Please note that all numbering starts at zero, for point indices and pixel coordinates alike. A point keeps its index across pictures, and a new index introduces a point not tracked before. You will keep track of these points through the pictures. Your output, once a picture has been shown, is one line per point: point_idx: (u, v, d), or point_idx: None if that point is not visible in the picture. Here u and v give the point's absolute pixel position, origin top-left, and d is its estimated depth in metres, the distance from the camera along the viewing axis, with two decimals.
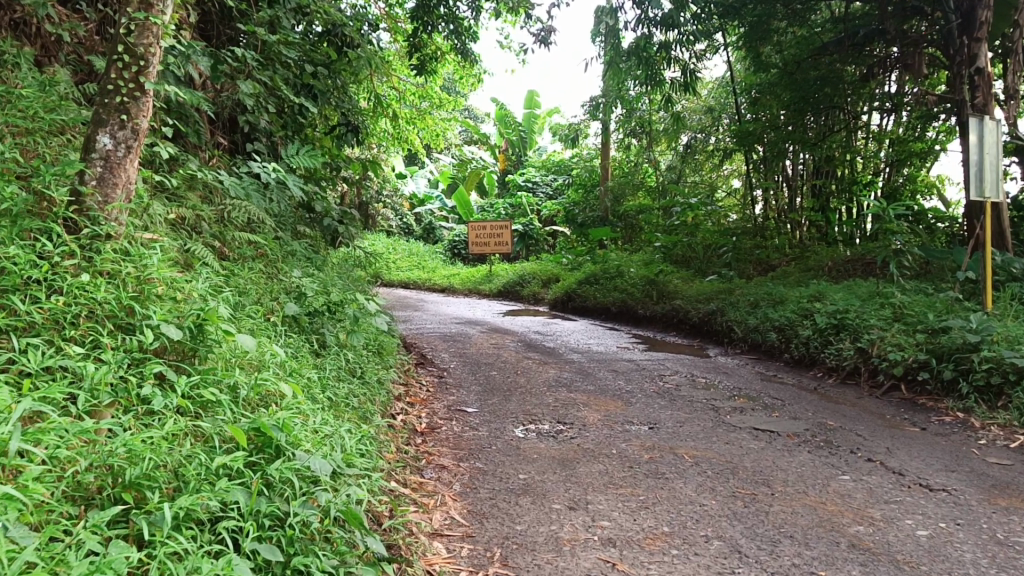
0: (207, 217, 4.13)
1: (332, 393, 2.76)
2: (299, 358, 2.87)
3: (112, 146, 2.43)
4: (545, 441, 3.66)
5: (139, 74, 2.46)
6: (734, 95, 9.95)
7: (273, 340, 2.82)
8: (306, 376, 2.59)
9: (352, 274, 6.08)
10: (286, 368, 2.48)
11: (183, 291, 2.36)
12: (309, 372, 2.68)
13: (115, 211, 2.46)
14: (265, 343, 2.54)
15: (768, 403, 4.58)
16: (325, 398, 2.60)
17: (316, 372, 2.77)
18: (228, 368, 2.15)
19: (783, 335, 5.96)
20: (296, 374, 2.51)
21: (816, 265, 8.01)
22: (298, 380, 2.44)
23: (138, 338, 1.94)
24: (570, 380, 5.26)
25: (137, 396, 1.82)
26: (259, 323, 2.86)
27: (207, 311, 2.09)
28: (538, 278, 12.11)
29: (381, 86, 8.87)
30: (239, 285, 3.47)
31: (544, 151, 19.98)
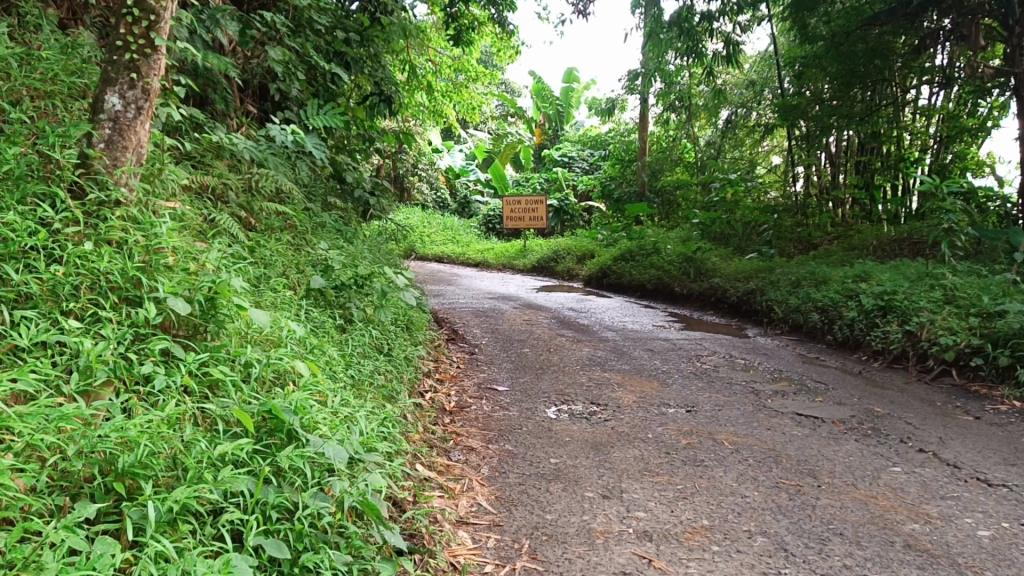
0: (234, 186, 4.02)
1: (355, 372, 2.64)
2: (321, 334, 2.75)
3: (121, 106, 2.33)
4: (577, 423, 3.52)
5: (150, 29, 2.32)
6: (778, 70, 9.63)
7: (295, 315, 2.71)
8: (327, 353, 2.47)
9: (383, 247, 5.97)
10: (306, 345, 2.36)
11: (196, 262, 2.24)
12: (330, 348, 2.56)
13: (124, 175, 2.38)
14: (283, 317, 2.42)
15: (811, 387, 4.40)
16: (346, 377, 2.48)
17: (338, 349, 2.65)
18: (241, 344, 2.03)
19: (826, 316, 5.74)
20: (315, 351, 2.39)
21: (861, 244, 7.75)
22: (318, 358, 2.32)
23: (141, 312, 1.82)
24: (604, 358, 5.10)
25: (138, 375, 1.71)
26: (281, 297, 2.74)
27: (217, 285, 1.96)
28: (573, 254, 11.94)
29: (416, 57, 8.70)
30: (263, 257, 3.36)
31: (580, 125, 19.71)
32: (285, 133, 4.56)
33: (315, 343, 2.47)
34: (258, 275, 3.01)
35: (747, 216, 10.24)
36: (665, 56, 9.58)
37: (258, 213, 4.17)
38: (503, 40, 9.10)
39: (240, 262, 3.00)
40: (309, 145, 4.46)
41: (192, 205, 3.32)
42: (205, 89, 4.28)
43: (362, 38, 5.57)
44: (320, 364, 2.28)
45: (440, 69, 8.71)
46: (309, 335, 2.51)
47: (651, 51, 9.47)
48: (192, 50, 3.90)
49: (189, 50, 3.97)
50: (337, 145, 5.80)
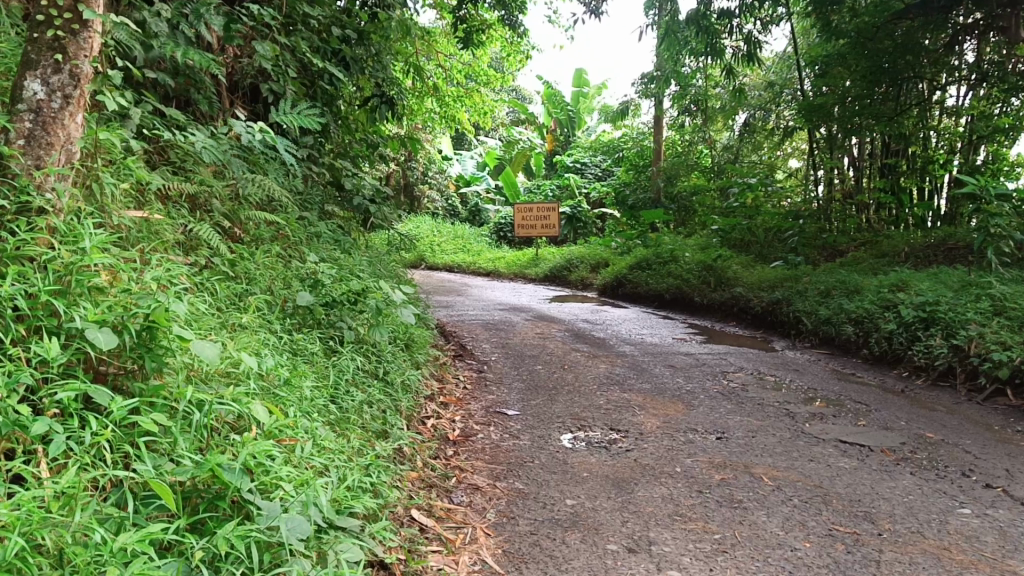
0: (218, 194, 3.69)
1: (336, 408, 2.28)
2: (293, 363, 2.39)
3: (44, 95, 2.07)
4: (596, 454, 3.15)
5: (77, 2, 2.09)
6: (799, 71, 9.22)
7: (267, 344, 2.36)
8: (299, 387, 2.14)
9: (386, 257, 5.62)
10: (269, 378, 2.02)
11: (139, 282, 1.89)
12: (306, 381, 2.22)
13: (48, 176, 2.09)
14: (247, 347, 2.07)
15: (852, 409, 4.01)
16: (322, 414, 2.14)
17: (316, 382, 2.29)
18: (188, 384, 1.68)
19: (861, 328, 5.36)
20: (284, 387, 2.04)
21: (891, 250, 7.36)
22: (289, 396, 1.97)
23: (42, 349, 1.48)
24: (623, 377, 4.73)
25: (35, 433, 1.37)
26: (248, 322, 2.39)
27: (152, 309, 1.61)
28: (587, 262, 11.58)
29: (425, 63, 8.38)
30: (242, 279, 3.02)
31: (593, 131, 19.37)
32: (249, 127, 4.06)
33: (286, 374, 2.13)
34: (226, 300, 2.66)
35: (768, 222, 9.84)
36: (680, 57, 9.20)
37: (245, 223, 3.84)
38: (513, 44, 8.76)
39: (207, 280, 2.65)
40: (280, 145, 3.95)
41: (165, 217, 2.99)
42: (189, 90, 3.94)
43: (360, 36, 5.24)
44: (286, 402, 1.94)
45: (448, 74, 8.36)
46: (279, 365, 2.17)
47: (665, 52, 9.10)
48: (172, 46, 3.56)
49: (170, 46, 3.63)
50: (335, 150, 5.47)
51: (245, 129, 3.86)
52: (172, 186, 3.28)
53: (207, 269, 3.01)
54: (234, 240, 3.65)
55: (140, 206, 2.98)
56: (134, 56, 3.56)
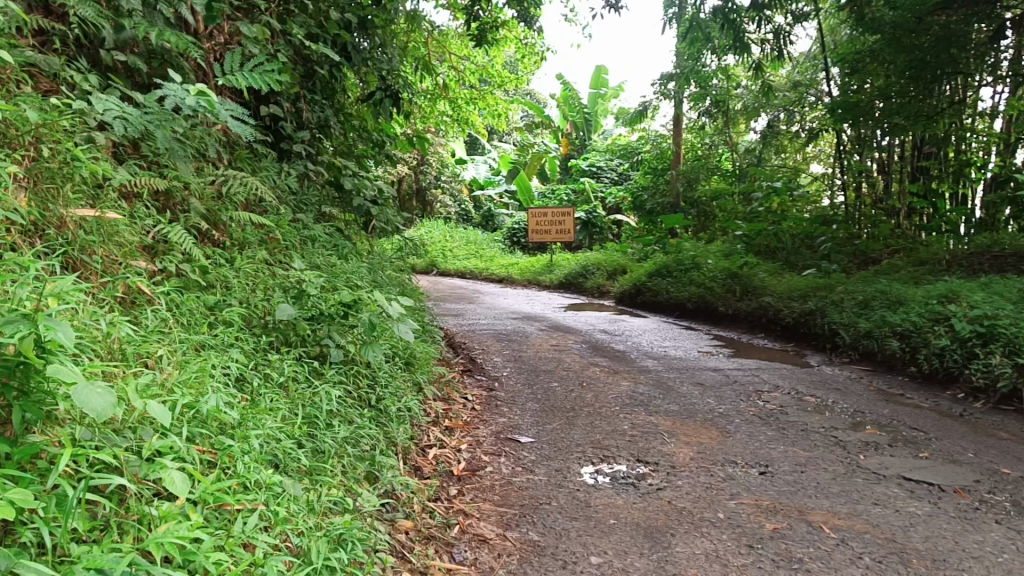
0: (196, 191, 3.29)
1: (308, 456, 1.86)
2: (255, 401, 1.99)
3: None
4: (623, 493, 2.71)
5: None
6: (827, 72, 8.79)
7: (222, 378, 1.95)
8: (252, 426, 1.74)
9: (389, 264, 5.20)
10: (210, 421, 1.62)
11: (33, 298, 1.48)
12: (267, 420, 1.82)
13: None
14: (186, 388, 1.66)
15: (909, 437, 3.57)
16: (283, 462, 1.74)
17: (281, 424, 1.88)
18: (86, 441, 1.28)
19: (908, 344, 4.91)
20: (231, 436, 1.63)
21: (930, 259, 6.90)
22: (239, 450, 1.57)
23: None
24: (648, 397, 4.28)
25: None
26: (192, 354, 1.98)
27: (18, 340, 1.20)
28: (604, 269, 11.15)
29: (438, 65, 7.97)
30: (208, 297, 2.61)
31: (608, 134, 18.94)
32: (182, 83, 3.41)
33: (235, 412, 1.73)
34: (171, 325, 2.26)
35: (796, 227, 9.36)
36: (702, 55, 8.78)
37: (228, 226, 3.43)
38: (528, 43, 8.37)
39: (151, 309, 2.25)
40: (219, 109, 3.25)
41: (122, 222, 2.59)
42: (167, 78, 3.54)
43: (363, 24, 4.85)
44: (233, 454, 1.54)
45: (460, 76, 7.97)
46: (229, 405, 1.77)
47: (685, 47, 8.69)
48: (146, 26, 3.16)
49: (144, 26, 3.22)
50: (336, 147, 5.05)
51: (172, 91, 3.20)
52: (136, 183, 2.87)
53: (170, 282, 2.61)
54: (215, 246, 3.26)
55: (93, 205, 2.58)
56: (101, 36, 3.15)
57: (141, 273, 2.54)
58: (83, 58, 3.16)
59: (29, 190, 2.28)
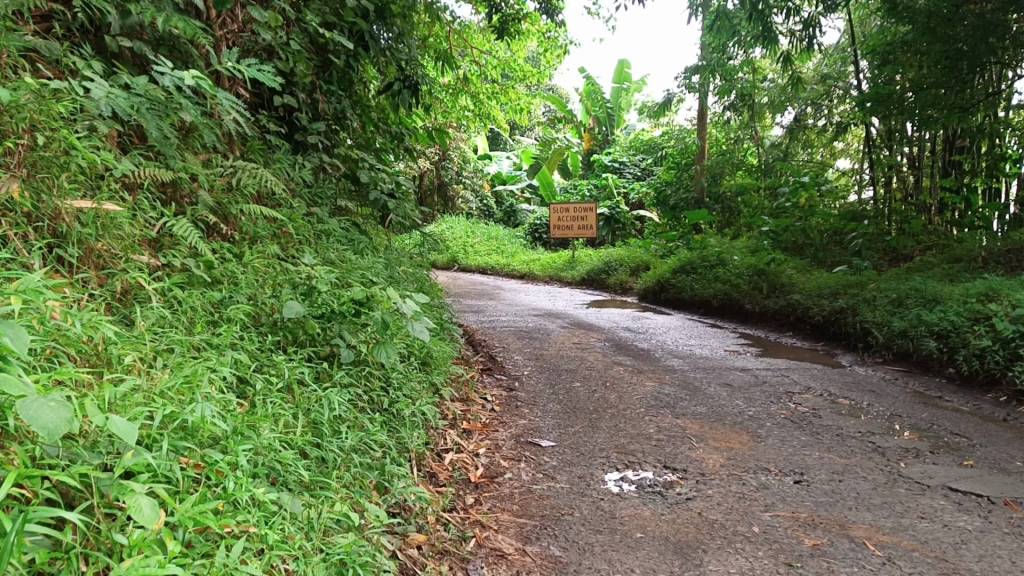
0: (205, 183, 3.16)
1: (309, 469, 1.72)
2: (254, 406, 1.85)
3: None
4: (650, 503, 2.56)
5: None
6: (857, 64, 8.55)
7: (216, 384, 1.82)
8: (247, 436, 1.61)
9: (406, 260, 5.06)
10: (196, 433, 1.49)
11: None
12: (264, 428, 1.69)
13: None
14: (170, 399, 1.53)
15: (952, 443, 3.39)
16: (280, 476, 1.60)
17: (280, 434, 1.74)
18: (45, 460, 1.18)
19: (946, 344, 4.71)
20: (220, 450, 1.50)
21: (965, 256, 6.68)
22: (230, 466, 1.44)
23: None
24: (674, 398, 4.11)
25: None
26: (184, 357, 1.86)
27: None
28: (627, 265, 10.96)
29: (459, 59, 7.82)
30: (211, 294, 2.48)
31: (630, 129, 18.72)
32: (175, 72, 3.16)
33: (226, 421, 1.60)
34: (166, 327, 2.13)
35: (824, 223, 9.13)
36: (728, 46, 8.57)
37: (238, 219, 3.29)
38: (550, 37, 8.21)
39: (144, 310, 2.13)
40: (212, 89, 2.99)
41: (121, 213, 2.47)
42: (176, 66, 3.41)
43: (381, 13, 4.71)
44: (223, 471, 1.42)
45: (482, 70, 7.82)
46: (221, 413, 1.63)
47: (711, 39, 8.49)
48: (152, 11, 2.96)
49: (150, 11, 3.02)
50: (352, 139, 4.92)
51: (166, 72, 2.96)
52: (140, 174, 2.75)
53: (171, 278, 2.49)
54: (225, 241, 3.13)
55: (89, 195, 2.46)
56: (106, 21, 3.01)
57: (142, 269, 2.43)
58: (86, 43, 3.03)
59: (20, 180, 2.17)
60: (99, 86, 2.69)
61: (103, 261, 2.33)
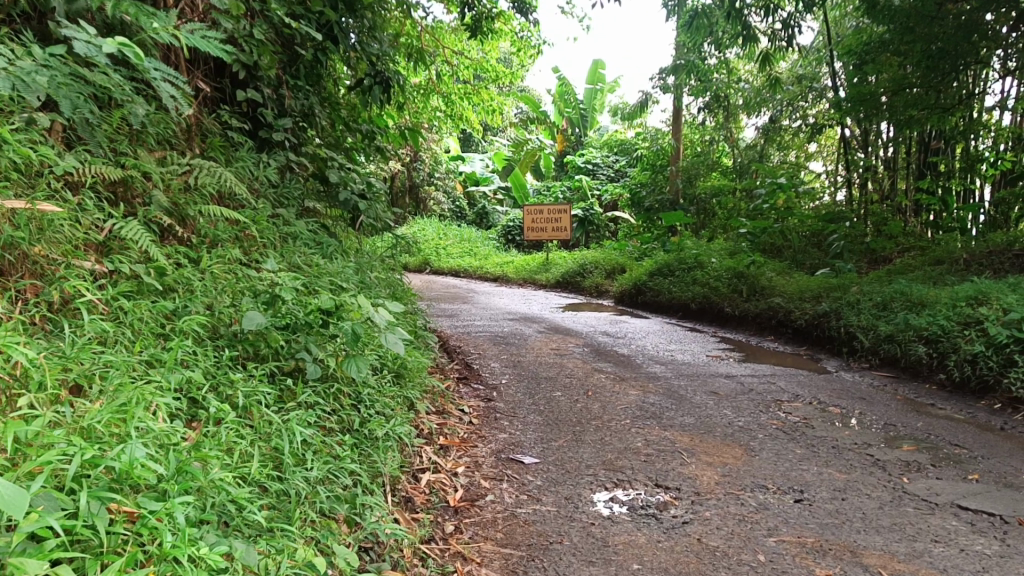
0: (158, 182, 2.92)
1: (265, 508, 1.50)
2: (205, 436, 1.64)
3: None
4: (644, 528, 2.36)
5: None
6: (833, 65, 8.44)
7: (158, 414, 1.61)
8: (191, 475, 1.40)
9: (377, 263, 4.84)
10: (126, 479, 1.28)
11: None
12: (213, 466, 1.47)
13: None
14: (95, 440, 1.32)
15: (953, 455, 3.23)
16: (232, 521, 1.39)
17: (230, 469, 1.53)
18: None
19: (936, 350, 4.58)
20: (155, 498, 1.29)
21: (947, 258, 6.57)
22: (164, 520, 1.23)
23: None
24: (660, 408, 3.93)
25: None
26: (125, 381, 1.64)
27: None
28: (602, 268, 10.80)
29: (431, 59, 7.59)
30: (160, 306, 2.26)
31: (603, 131, 18.59)
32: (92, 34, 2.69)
33: (166, 461, 1.38)
34: (108, 345, 1.91)
35: (802, 225, 9.02)
36: (704, 45, 8.42)
37: (196, 222, 3.05)
38: (523, 37, 8.02)
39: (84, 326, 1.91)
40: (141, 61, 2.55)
41: (61, 215, 2.25)
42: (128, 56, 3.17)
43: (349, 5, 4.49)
44: (158, 527, 1.20)
45: (454, 71, 7.60)
46: (159, 452, 1.42)
47: (686, 39, 8.34)
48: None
49: None
50: (321, 138, 4.69)
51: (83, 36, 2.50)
52: (81, 173, 2.51)
53: (119, 287, 2.27)
54: (183, 244, 2.89)
55: (23, 195, 2.23)
56: (49, 6, 2.77)
57: (84, 276, 2.21)
58: (26, 30, 2.79)
59: None
60: (33, 73, 2.43)
61: (39, 268, 2.10)
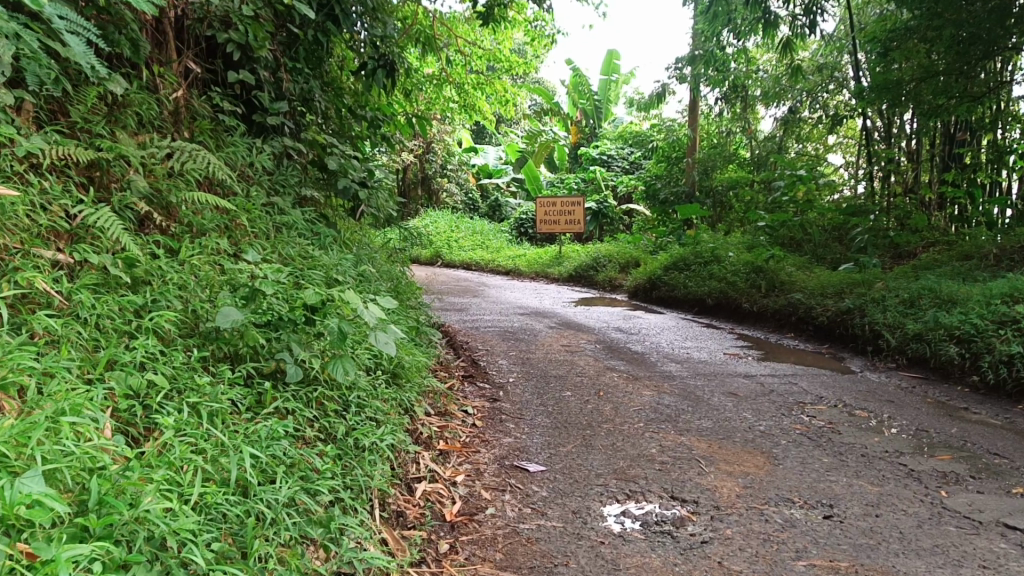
0: (135, 169, 2.72)
1: (213, 542, 1.31)
2: (149, 457, 1.45)
3: None
4: (659, 548, 2.15)
5: None
6: (856, 55, 8.16)
7: (92, 431, 1.41)
8: (115, 510, 1.22)
9: (378, 255, 4.63)
10: (17, 523, 1.10)
11: None
12: (146, 494, 1.29)
13: None
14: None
15: (993, 466, 3.00)
16: (163, 561, 1.20)
17: (167, 496, 1.33)
18: None
19: (970, 351, 4.32)
20: (55, 541, 1.11)
21: (976, 253, 6.30)
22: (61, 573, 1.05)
23: None
24: (675, 410, 3.71)
25: None
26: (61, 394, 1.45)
27: None
28: (616, 261, 10.55)
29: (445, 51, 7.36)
30: (127, 301, 2.06)
31: (617, 122, 18.30)
32: None
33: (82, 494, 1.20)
34: (58, 346, 1.72)
35: (822, 218, 8.73)
36: (722, 34, 8.14)
37: (178, 209, 2.85)
38: (537, 25, 7.77)
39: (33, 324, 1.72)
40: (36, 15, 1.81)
41: (18, 200, 2.05)
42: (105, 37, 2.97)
43: None
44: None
45: (465, 60, 7.35)
46: (72, 484, 1.23)
47: (703, 27, 8.06)
48: None
49: None
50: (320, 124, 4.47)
51: None
52: (47, 155, 2.32)
53: (82, 278, 2.07)
54: (163, 235, 2.69)
55: None
56: None
57: (43, 267, 2.02)
58: None
59: None
60: None
61: None
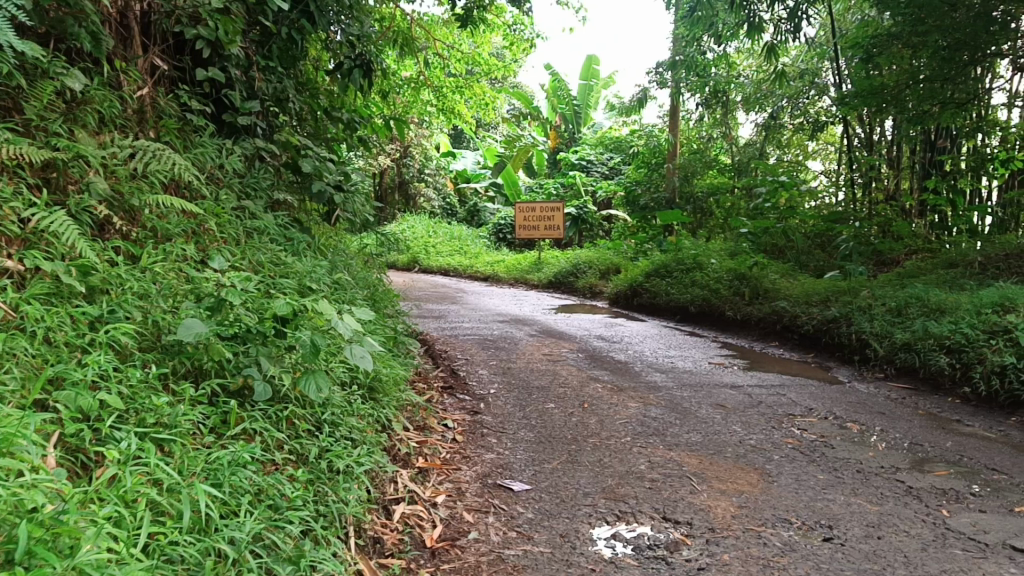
0: (94, 171, 2.55)
1: None
2: (94, 493, 1.29)
3: None
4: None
5: None
6: (837, 62, 8.10)
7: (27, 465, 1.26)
8: (47, 562, 1.07)
9: (355, 261, 4.47)
10: None
11: None
12: (86, 540, 1.14)
13: None
14: None
15: (992, 482, 2.90)
16: None
17: (107, 539, 1.18)
18: None
19: (961, 361, 4.24)
20: None
21: (960, 260, 6.24)
22: None
23: None
24: (662, 423, 3.58)
25: None
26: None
27: None
28: (596, 267, 10.45)
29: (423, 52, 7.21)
30: (80, 311, 1.91)
31: (596, 127, 18.21)
32: None
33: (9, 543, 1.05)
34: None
35: (804, 225, 8.66)
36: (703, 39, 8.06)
37: (141, 213, 2.68)
38: (517, 29, 7.65)
39: None
40: None
41: None
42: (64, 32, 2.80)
43: None
44: None
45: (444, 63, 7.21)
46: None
47: (685, 32, 7.98)
48: None
49: None
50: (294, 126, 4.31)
51: None
52: None
53: (32, 286, 1.92)
54: (124, 241, 2.53)
55: None
56: None
57: None
58: None
59: None
60: None
61: None
